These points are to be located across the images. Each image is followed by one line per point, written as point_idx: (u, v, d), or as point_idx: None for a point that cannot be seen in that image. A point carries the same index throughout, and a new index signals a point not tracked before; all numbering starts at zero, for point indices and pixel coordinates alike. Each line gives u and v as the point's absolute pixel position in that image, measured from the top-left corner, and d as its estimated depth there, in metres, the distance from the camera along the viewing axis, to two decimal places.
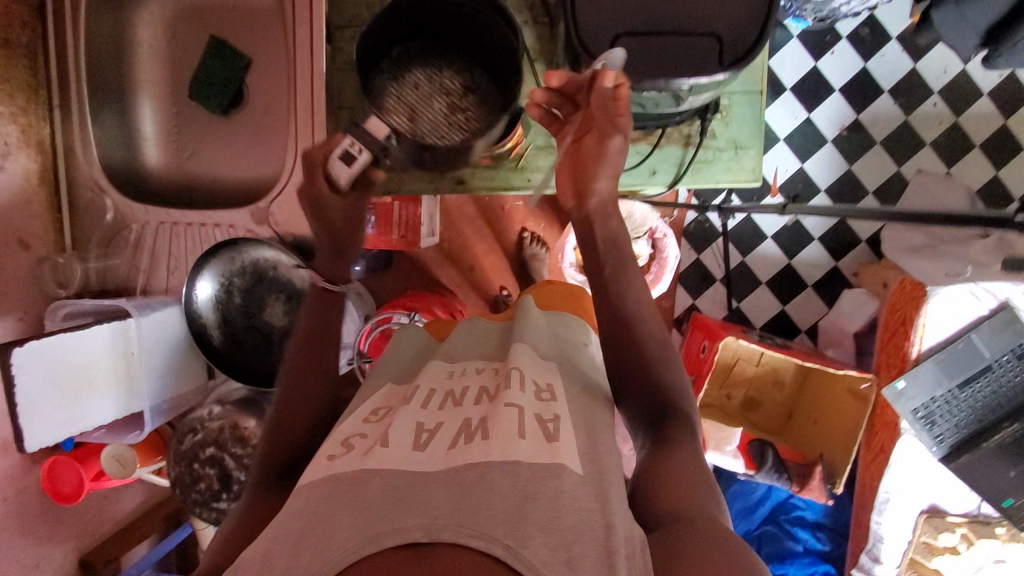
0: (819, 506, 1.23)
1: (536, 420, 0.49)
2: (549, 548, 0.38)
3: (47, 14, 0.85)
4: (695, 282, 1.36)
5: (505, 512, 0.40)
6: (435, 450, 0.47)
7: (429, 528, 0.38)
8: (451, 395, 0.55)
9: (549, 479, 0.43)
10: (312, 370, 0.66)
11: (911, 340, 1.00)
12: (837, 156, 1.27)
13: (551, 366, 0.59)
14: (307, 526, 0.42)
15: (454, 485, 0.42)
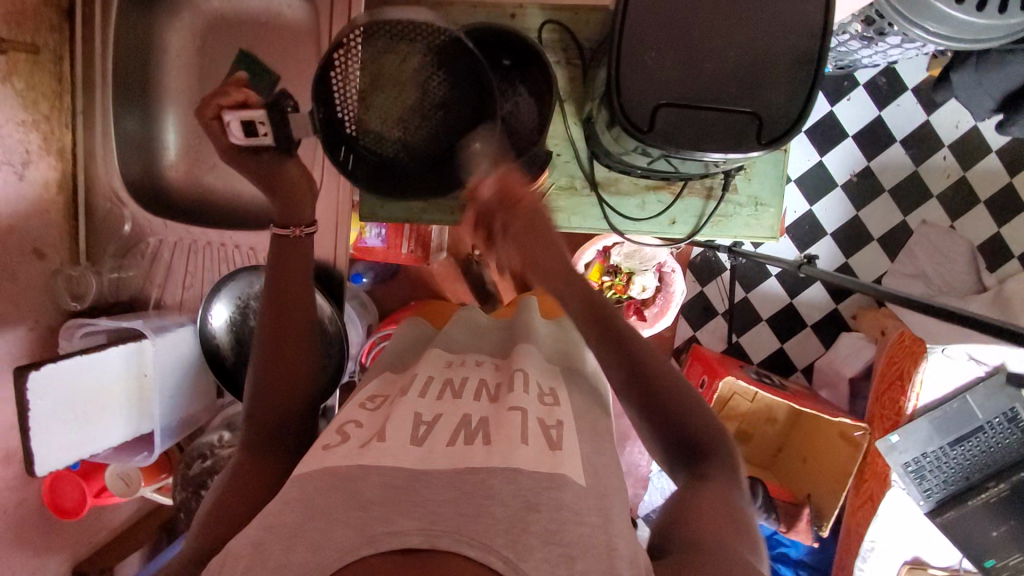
0: (802, 546, 1.56)
1: (539, 425, 0.56)
2: (549, 561, 0.42)
3: (75, 20, 0.85)
4: (698, 311, 1.71)
5: (506, 520, 0.44)
6: (434, 445, 0.53)
7: (427, 534, 0.42)
8: (449, 386, 0.63)
9: (551, 489, 0.48)
10: (284, 340, 0.68)
11: (909, 394, 1.26)
12: (845, 200, 1.65)
13: (554, 383, 0.66)
14: (304, 517, 0.46)
15: (453, 487, 0.47)
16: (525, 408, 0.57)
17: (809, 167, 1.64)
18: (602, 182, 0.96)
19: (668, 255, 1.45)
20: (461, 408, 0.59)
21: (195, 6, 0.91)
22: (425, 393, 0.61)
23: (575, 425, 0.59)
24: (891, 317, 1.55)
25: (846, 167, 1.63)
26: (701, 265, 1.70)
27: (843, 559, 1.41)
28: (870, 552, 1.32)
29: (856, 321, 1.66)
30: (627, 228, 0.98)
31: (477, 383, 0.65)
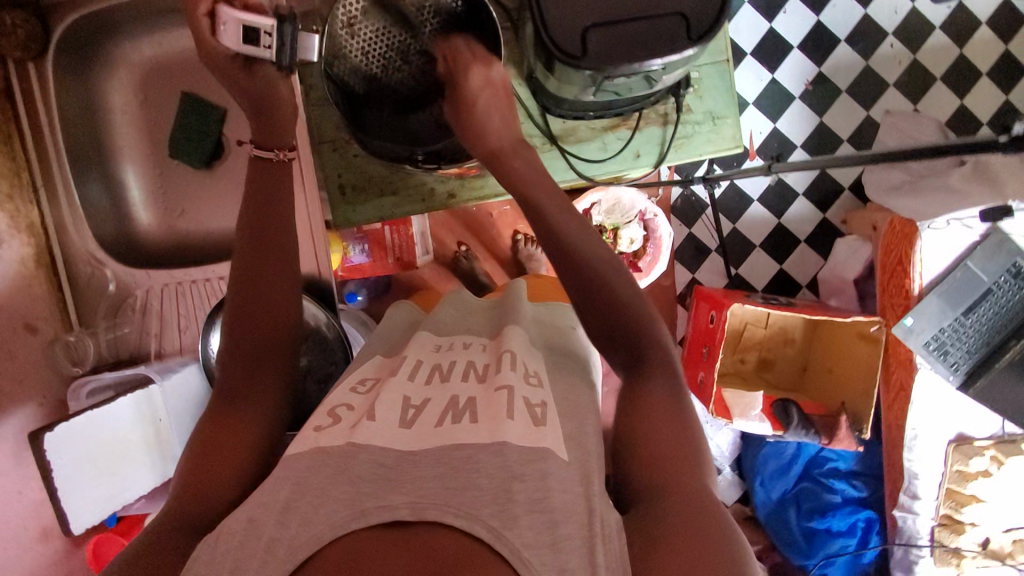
0: (850, 456, 1.56)
1: (525, 404, 0.58)
2: (533, 529, 0.45)
3: (16, 97, 0.86)
4: (692, 253, 1.71)
5: (492, 490, 0.48)
6: (423, 426, 0.56)
7: (414, 507, 0.46)
8: (438, 369, 0.67)
9: (536, 461, 0.50)
10: (268, 290, 0.66)
11: (912, 275, 1.27)
12: (806, 110, 1.65)
13: (539, 360, 0.69)
14: (295, 495, 0.48)
15: (444, 463, 0.50)
16: (512, 386, 0.59)
17: (762, 86, 1.65)
18: (560, 134, 0.97)
19: (647, 201, 1.46)
20: (448, 393, 0.62)
21: (127, 59, 0.92)
22: (414, 377, 0.64)
23: (559, 407, 0.61)
24: (880, 210, 1.53)
25: (799, 78, 1.64)
26: (683, 207, 1.68)
27: (890, 455, 1.42)
28: (914, 441, 1.33)
29: (847, 224, 1.66)
30: (595, 173, 0.99)
31: (465, 364, 0.67)
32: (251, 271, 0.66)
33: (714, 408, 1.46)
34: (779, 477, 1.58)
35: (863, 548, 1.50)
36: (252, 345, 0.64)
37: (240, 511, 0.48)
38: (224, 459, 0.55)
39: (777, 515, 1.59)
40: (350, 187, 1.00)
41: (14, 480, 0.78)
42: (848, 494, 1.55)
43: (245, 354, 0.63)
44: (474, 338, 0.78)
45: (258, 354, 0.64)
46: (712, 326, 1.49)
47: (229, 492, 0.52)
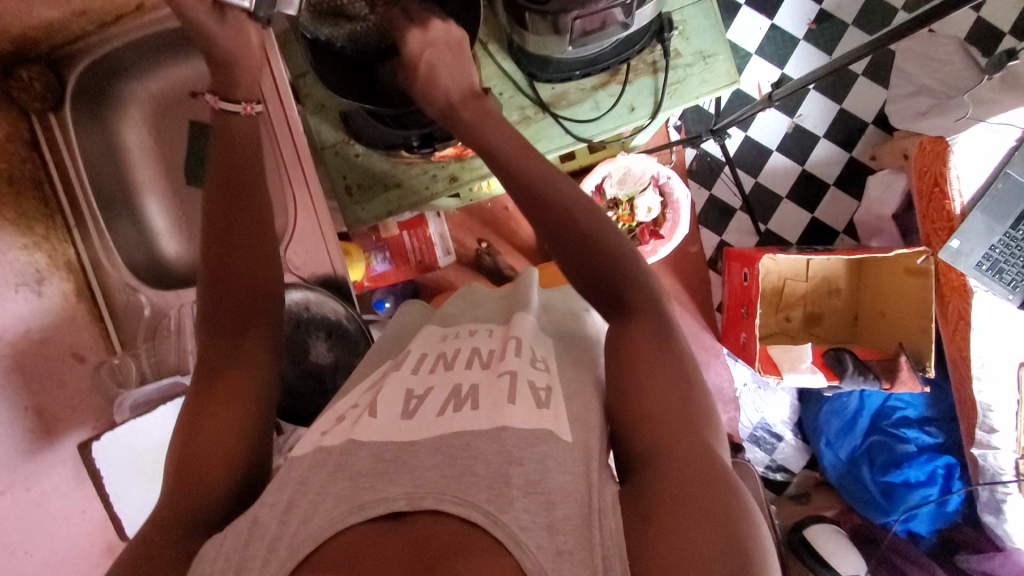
0: (919, 403, 1.46)
1: (529, 387, 0.58)
2: (529, 511, 0.45)
3: (41, 146, 0.93)
4: (716, 216, 1.65)
5: (489, 476, 0.48)
6: (424, 416, 0.56)
7: (411, 497, 0.46)
8: (443, 358, 0.66)
9: (535, 444, 0.50)
10: (242, 270, 0.67)
11: (951, 195, 1.23)
12: (813, 49, 1.56)
13: (546, 343, 0.69)
14: (297, 493, 0.49)
15: (441, 451, 0.50)
16: (515, 372, 0.59)
17: (763, 35, 1.56)
18: (550, 101, 0.97)
19: (658, 165, 1.42)
20: (451, 379, 0.62)
21: (135, 97, 0.97)
22: (418, 370, 0.64)
23: (565, 391, 0.61)
24: (907, 136, 1.46)
25: (800, 19, 1.55)
26: (699, 169, 1.64)
27: (960, 393, 1.33)
28: (982, 370, 1.25)
29: (877, 160, 1.58)
30: (592, 134, 0.98)
31: (469, 350, 0.67)
32: (224, 261, 0.66)
33: (761, 367, 1.38)
34: (844, 435, 1.49)
35: (946, 494, 1.40)
36: (226, 334, 0.64)
37: (247, 514, 0.49)
38: (211, 456, 0.56)
39: (849, 474, 1.49)
40: (355, 186, 1.02)
41: (77, 499, 0.83)
42: (921, 442, 1.44)
43: (225, 333, 0.64)
44: (482, 325, 0.78)
45: (233, 342, 0.64)
46: (746, 284, 1.43)
47: (220, 468, 0.56)
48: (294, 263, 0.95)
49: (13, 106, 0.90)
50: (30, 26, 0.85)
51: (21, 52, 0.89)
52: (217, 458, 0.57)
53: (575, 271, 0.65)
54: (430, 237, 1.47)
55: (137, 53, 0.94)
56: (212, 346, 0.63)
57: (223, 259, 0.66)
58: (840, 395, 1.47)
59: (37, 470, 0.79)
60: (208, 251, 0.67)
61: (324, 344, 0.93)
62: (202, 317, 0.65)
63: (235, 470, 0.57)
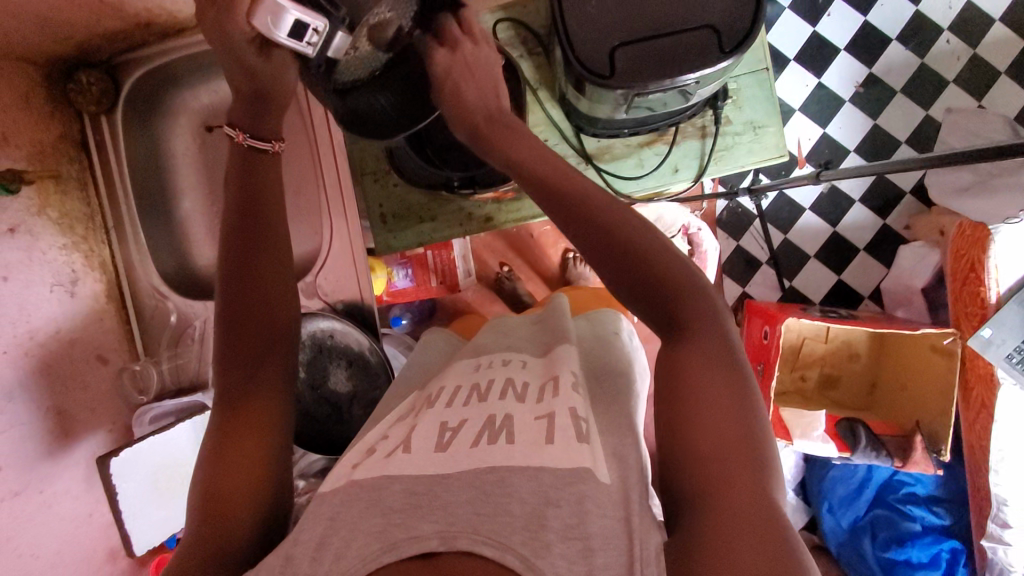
0: (928, 480, 1.45)
1: (572, 418, 0.58)
2: (568, 557, 0.43)
3: (90, 146, 0.94)
4: (742, 267, 1.64)
5: (525, 517, 0.46)
6: (457, 448, 0.55)
7: (445, 536, 0.44)
8: (477, 389, 0.66)
9: (576, 483, 0.49)
10: (259, 277, 0.65)
11: (987, 282, 1.21)
12: (857, 112, 1.53)
13: (584, 377, 0.69)
14: (329, 529, 0.48)
15: (475, 486, 0.49)
16: (555, 409, 0.59)
17: (809, 92, 1.54)
18: (595, 153, 0.97)
19: (689, 216, 1.43)
20: (485, 410, 0.61)
21: (186, 107, 0.99)
22: (452, 402, 0.64)
23: (600, 427, 0.61)
24: (943, 214, 1.46)
25: (848, 81, 1.53)
26: (730, 219, 1.62)
27: (975, 479, 1.32)
28: (1002, 463, 1.23)
29: (911, 231, 1.56)
30: (633, 190, 0.98)
31: (503, 381, 0.66)
32: (241, 271, 0.65)
33: None
34: (848, 503, 1.47)
35: None
36: (245, 354, 0.63)
37: (274, 551, 0.48)
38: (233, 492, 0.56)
39: (850, 544, 1.48)
40: (390, 216, 1.02)
41: (85, 502, 0.84)
42: (927, 523, 1.42)
43: (247, 353, 0.63)
44: (513, 352, 0.76)
45: (253, 364, 0.63)
46: (766, 342, 1.41)
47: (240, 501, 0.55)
48: (324, 289, 0.95)
49: (69, 106, 0.91)
50: (96, 33, 0.86)
51: (83, 56, 0.90)
52: (239, 493, 0.56)
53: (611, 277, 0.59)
54: (454, 255, 1.46)
55: (192, 68, 0.95)
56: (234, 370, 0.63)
57: (236, 271, 0.65)
58: (847, 464, 1.46)
59: (52, 472, 0.80)
60: (225, 262, 0.65)
61: (345, 373, 0.93)
62: (222, 332, 0.63)
63: (256, 509, 0.56)
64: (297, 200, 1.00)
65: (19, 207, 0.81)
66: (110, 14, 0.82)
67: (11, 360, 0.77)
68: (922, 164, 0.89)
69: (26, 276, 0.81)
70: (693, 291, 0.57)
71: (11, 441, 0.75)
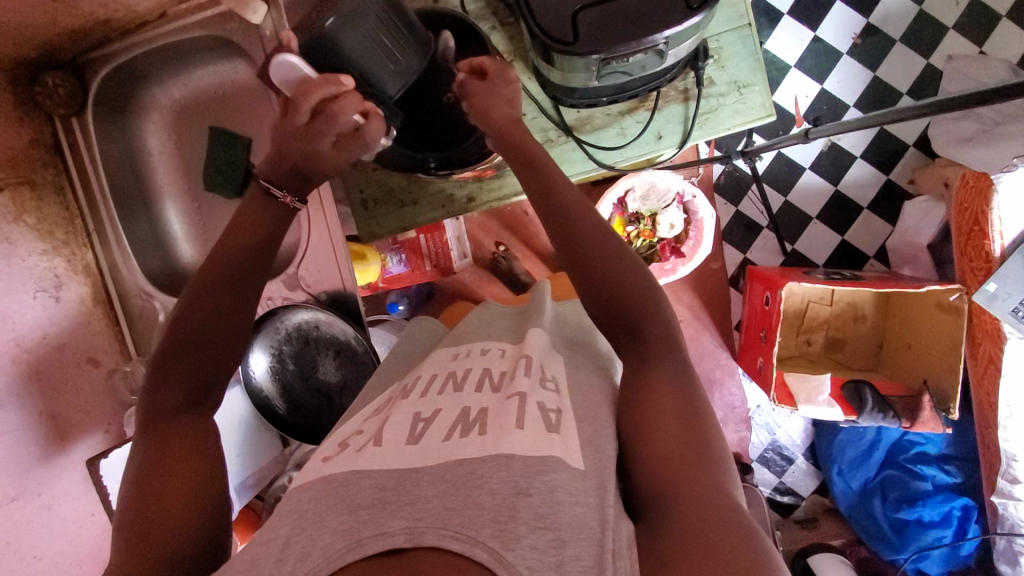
0: (939, 438, 1.43)
1: (540, 410, 0.56)
2: (538, 548, 0.43)
3: (63, 149, 0.93)
4: (743, 233, 1.60)
5: (495, 509, 0.46)
6: (429, 441, 0.54)
7: (411, 532, 0.45)
8: (453, 378, 0.66)
9: (543, 473, 0.49)
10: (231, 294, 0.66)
11: (991, 235, 1.17)
12: (855, 64, 1.47)
13: (558, 357, 0.68)
14: (294, 529, 0.48)
15: (444, 480, 0.49)
16: (524, 393, 0.58)
17: (804, 47, 1.48)
18: (575, 124, 0.94)
19: (684, 182, 1.38)
20: (459, 403, 0.60)
21: (157, 103, 0.99)
22: (426, 393, 0.63)
23: (578, 411, 0.59)
24: (949, 165, 1.39)
25: (845, 32, 1.46)
26: (727, 184, 1.58)
27: (985, 437, 1.29)
28: (1010, 419, 1.21)
29: (916, 185, 1.51)
30: (616, 160, 0.95)
31: (480, 371, 0.66)
32: (214, 284, 0.65)
33: (776, 396, 1.34)
34: (858, 465, 1.46)
35: (961, 539, 1.35)
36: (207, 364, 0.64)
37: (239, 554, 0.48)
38: (188, 486, 0.56)
39: (860, 505, 1.47)
40: (371, 201, 1.01)
41: (86, 502, 0.85)
42: (940, 481, 1.41)
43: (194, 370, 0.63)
44: (492, 343, 0.75)
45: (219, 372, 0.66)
46: (768, 308, 1.38)
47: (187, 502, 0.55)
48: (306, 280, 0.94)
49: (39, 111, 0.90)
50: (55, 33, 0.84)
51: (48, 58, 0.89)
52: (181, 495, 0.55)
53: (595, 308, 0.70)
54: (447, 237, 1.40)
55: (158, 62, 0.94)
56: (171, 378, 0.63)
57: (218, 281, 0.66)
58: (855, 426, 1.44)
59: (49, 476, 0.81)
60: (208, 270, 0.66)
61: (333, 362, 0.93)
62: (179, 333, 0.64)
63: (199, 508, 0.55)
64: None
65: None
66: (66, 13, 0.81)
67: None
68: (924, 113, 0.85)
69: (6, 284, 0.81)
70: (660, 327, 0.67)
71: (3, 449, 0.76)
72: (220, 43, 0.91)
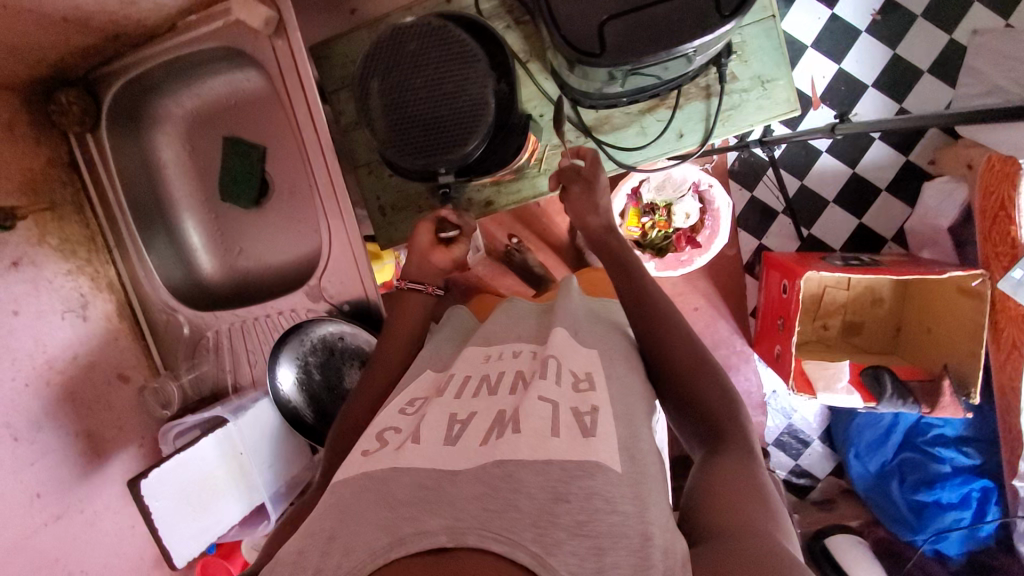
0: (958, 422, 1.42)
1: (573, 414, 0.57)
2: (578, 555, 0.43)
3: (80, 166, 0.92)
4: (760, 218, 1.58)
5: (533, 513, 0.46)
6: (466, 443, 0.54)
7: (453, 533, 0.44)
8: (486, 380, 0.65)
9: (582, 478, 0.49)
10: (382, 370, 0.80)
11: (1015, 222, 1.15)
12: (875, 42, 1.43)
13: (590, 362, 0.66)
14: (339, 523, 0.49)
15: (482, 482, 0.48)
16: (556, 401, 0.57)
17: (822, 25, 1.43)
18: (594, 124, 0.92)
19: (699, 172, 1.36)
20: (494, 404, 0.60)
21: (170, 115, 0.98)
22: (460, 395, 0.63)
23: (614, 412, 0.59)
24: (973, 146, 1.37)
25: (863, 9, 1.42)
26: (742, 169, 1.56)
27: (1006, 420, 1.29)
28: None
29: (936, 166, 1.48)
30: (637, 160, 0.94)
31: (513, 374, 0.65)
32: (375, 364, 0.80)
33: (794, 383, 1.35)
34: (876, 448, 1.47)
35: (980, 521, 1.36)
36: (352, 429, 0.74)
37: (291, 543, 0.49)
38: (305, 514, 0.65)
39: (877, 487, 1.48)
40: (389, 208, 1.00)
41: (126, 515, 0.87)
42: (958, 464, 1.40)
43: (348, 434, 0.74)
44: (524, 344, 0.74)
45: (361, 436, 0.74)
46: (785, 297, 1.37)
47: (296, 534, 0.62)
48: (329, 292, 0.93)
49: (53, 128, 0.89)
50: (67, 50, 0.83)
51: (59, 75, 0.88)
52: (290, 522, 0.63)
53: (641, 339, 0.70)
54: None
55: (170, 73, 0.92)
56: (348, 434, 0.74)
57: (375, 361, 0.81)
58: (873, 411, 1.44)
59: (89, 492, 0.83)
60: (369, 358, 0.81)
61: (359, 373, 0.93)
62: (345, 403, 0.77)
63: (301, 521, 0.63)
64: (292, 202, 1.00)
65: (17, 239, 0.82)
66: (78, 30, 0.80)
67: (34, 392, 0.80)
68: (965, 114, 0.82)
69: (36, 306, 0.83)
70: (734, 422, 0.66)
71: (43, 470, 0.78)
72: (231, 54, 0.90)
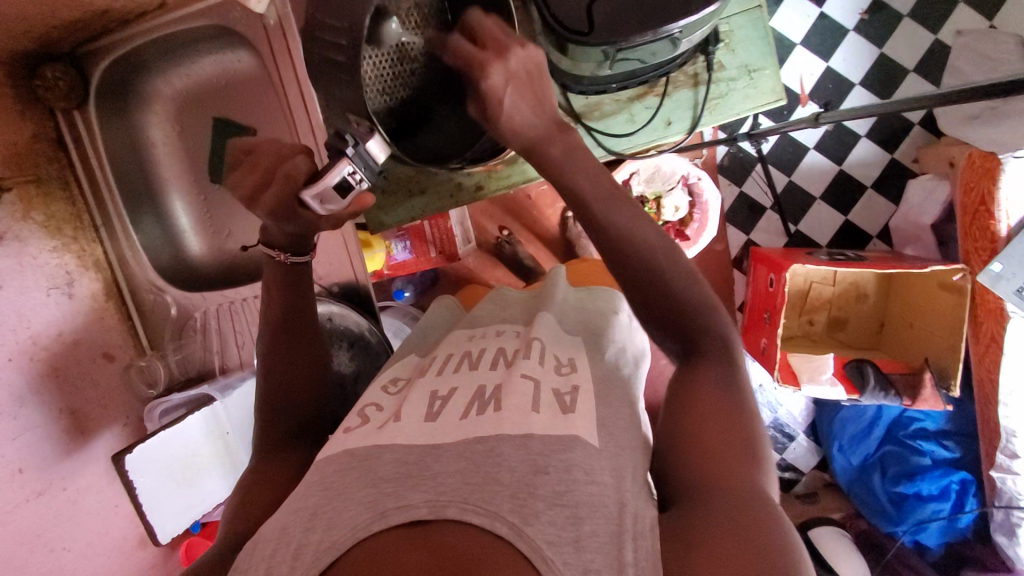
0: (938, 416, 1.44)
1: (553, 394, 0.57)
2: (556, 524, 0.44)
3: (67, 143, 0.92)
4: (747, 213, 1.60)
5: (514, 485, 0.46)
6: (447, 419, 0.55)
7: (433, 505, 0.44)
8: (469, 359, 0.66)
9: (561, 452, 0.49)
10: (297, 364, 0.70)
11: (997, 217, 1.18)
12: (863, 41, 1.45)
13: (565, 343, 0.68)
14: (323, 499, 0.48)
15: (465, 457, 0.49)
16: (536, 377, 0.58)
17: (811, 24, 1.45)
18: (583, 111, 0.93)
19: (688, 165, 1.38)
20: (474, 381, 0.61)
21: (159, 94, 0.96)
22: (442, 371, 0.63)
23: (595, 392, 0.60)
24: (953, 144, 1.39)
25: (851, 9, 1.44)
26: (731, 165, 1.57)
27: (985, 413, 1.32)
28: (1010, 396, 1.22)
29: (920, 164, 1.51)
30: (625, 148, 0.95)
31: (495, 351, 0.66)
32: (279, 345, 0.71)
33: (779, 376, 1.36)
34: (858, 441, 1.49)
35: (958, 512, 1.38)
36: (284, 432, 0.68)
37: (275, 519, 0.49)
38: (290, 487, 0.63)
39: (860, 481, 1.51)
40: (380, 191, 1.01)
41: (110, 494, 0.87)
42: (938, 457, 1.42)
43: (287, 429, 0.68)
44: (508, 325, 0.75)
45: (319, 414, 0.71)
46: (771, 291, 1.38)
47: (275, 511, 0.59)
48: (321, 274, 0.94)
49: (39, 104, 0.89)
50: (55, 25, 0.82)
51: (46, 50, 0.87)
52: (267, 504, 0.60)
53: None
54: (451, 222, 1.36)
55: (161, 50, 0.92)
56: (281, 418, 0.68)
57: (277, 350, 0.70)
58: (856, 405, 1.47)
59: (72, 469, 0.83)
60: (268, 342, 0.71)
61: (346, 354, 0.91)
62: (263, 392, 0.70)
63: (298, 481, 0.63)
64: None
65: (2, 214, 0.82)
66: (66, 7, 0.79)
67: (17, 366, 0.80)
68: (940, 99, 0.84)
69: (19, 283, 0.82)
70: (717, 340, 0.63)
71: (24, 448, 0.78)
72: (222, 33, 0.89)
